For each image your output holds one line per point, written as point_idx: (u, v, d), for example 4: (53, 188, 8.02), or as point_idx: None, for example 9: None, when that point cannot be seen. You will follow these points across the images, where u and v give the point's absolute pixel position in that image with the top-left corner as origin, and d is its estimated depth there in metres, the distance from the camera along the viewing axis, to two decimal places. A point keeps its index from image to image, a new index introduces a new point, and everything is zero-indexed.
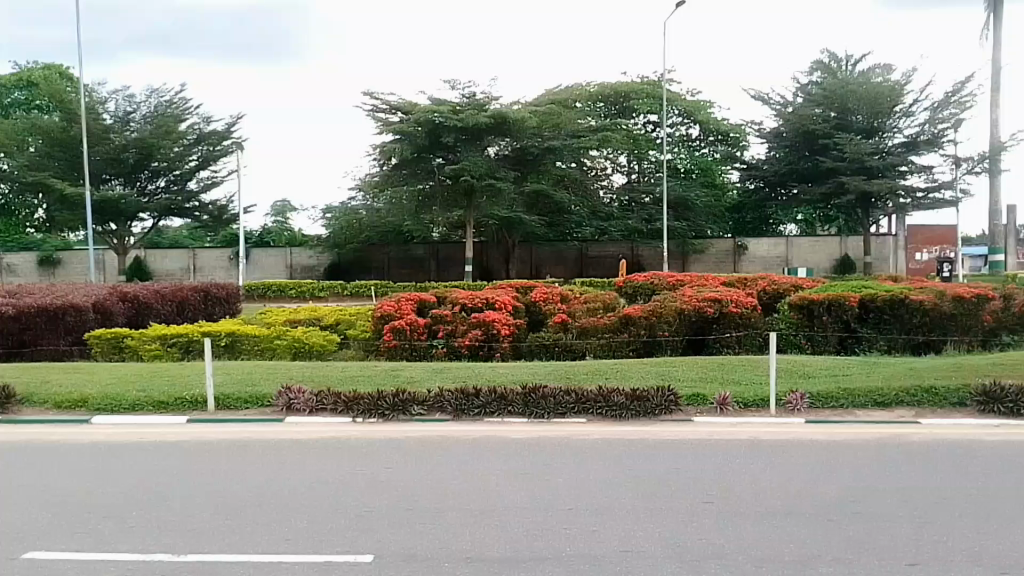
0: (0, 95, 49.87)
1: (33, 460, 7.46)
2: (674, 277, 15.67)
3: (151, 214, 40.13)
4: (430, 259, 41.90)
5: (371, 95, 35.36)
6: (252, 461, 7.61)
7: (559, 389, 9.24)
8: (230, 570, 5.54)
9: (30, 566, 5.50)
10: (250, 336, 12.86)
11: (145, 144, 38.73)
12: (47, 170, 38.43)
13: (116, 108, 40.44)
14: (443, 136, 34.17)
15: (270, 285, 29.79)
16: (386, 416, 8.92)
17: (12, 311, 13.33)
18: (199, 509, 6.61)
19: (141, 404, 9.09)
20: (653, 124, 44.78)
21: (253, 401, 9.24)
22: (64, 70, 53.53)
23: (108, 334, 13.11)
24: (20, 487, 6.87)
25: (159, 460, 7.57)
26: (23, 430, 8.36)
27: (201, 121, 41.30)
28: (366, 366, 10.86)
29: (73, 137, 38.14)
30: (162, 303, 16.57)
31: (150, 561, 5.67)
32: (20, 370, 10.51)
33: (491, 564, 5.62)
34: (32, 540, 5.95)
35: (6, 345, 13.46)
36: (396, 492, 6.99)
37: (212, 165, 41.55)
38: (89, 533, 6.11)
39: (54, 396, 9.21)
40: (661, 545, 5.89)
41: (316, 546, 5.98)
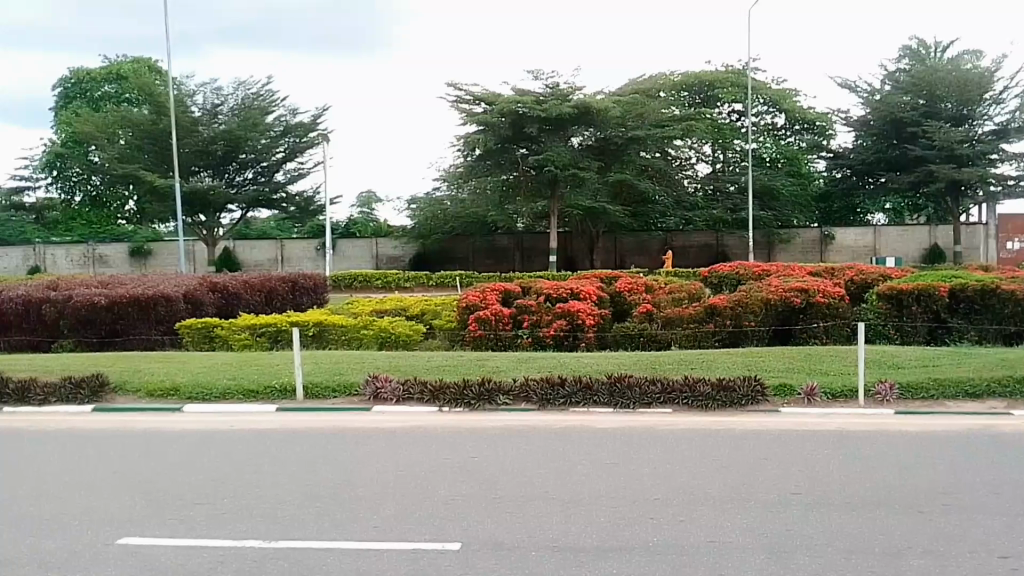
0: (93, 88, 51.05)
1: (131, 446, 7.63)
2: (760, 266, 15.65)
3: (239, 205, 40.79)
4: (515, 251, 42.39)
5: (455, 85, 35.49)
6: (343, 449, 7.68)
7: (645, 379, 9.25)
8: (318, 557, 5.62)
9: (125, 552, 5.60)
10: (338, 326, 13.04)
11: (234, 137, 39.31)
12: (137, 163, 39.03)
13: (204, 100, 40.91)
14: (527, 127, 34.20)
15: (356, 276, 30.35)
16: (472, 405, 8.96)
17: (106, 301, 13.65)
18: (289, 495, 6.67)
19: (231, 393, 9.24)
20: (738, 113, 44.14)
21: (340, 390, 9.35)
22: (153, 64, 54.84)
23: (197, 324, 13.33)
24: (121, 471, 7.02)
25: (254, 448, 7.68)
26: (121, 417, 8.56)
27: (287, 113, 41.61)
28: (449, 356, 10.90)
29: (161, 129, 38.75)
30: (251, 293, 16.79)
31: (242, 548, 5.76)
32: (112, 359, 10.72)
33: (579, 554, 5.61)
34: (128, 524, 6.07)
35: (99, 334, 13.81)
36: (482, 479, 7.02)
37: (299, 156, 41.86)
38: (182, 519, 6.17)
39: (146, 385, 9.39)
40: (748, 536, 5.85)
41: (405, 534, 6.02)
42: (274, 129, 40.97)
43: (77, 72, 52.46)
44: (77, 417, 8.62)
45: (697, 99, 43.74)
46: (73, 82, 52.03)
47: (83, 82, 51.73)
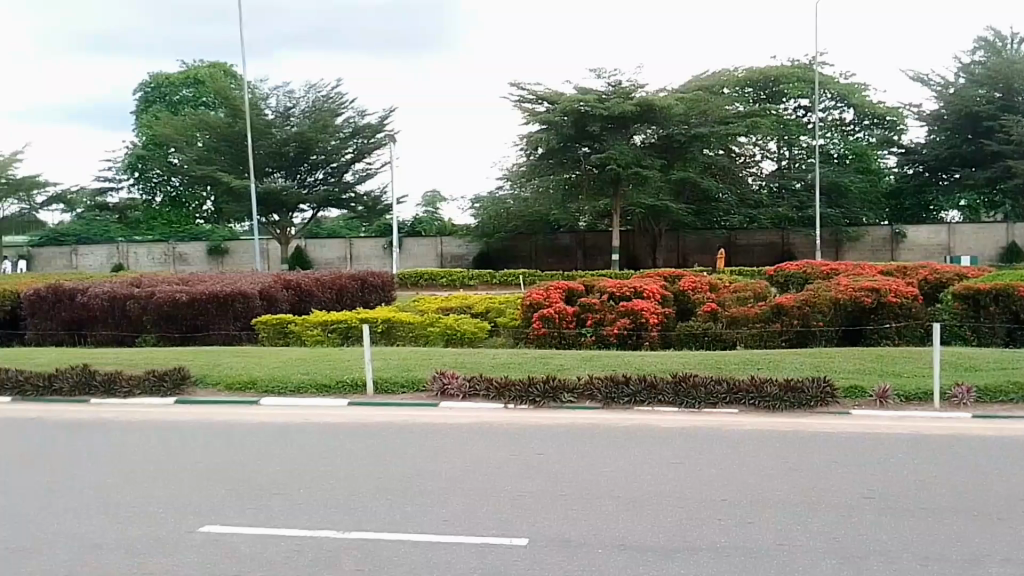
0: (173, 93, 53.20)
1: (212, 437, 7.94)
2: (828, 265, 15.41)
3: (311, 206, 41.85)
4: (577, 249, 42.62)
5: (519, 85, 35.93)
6: (412, 444, 7.83)
7: (710, 379, 9.20)
8: (390, 549, 5.75)
9: (206, 540, 5.82)
10: (405, 324, 13.38)
11: (305, 138, 40.35)
12: (215, 165, 40.39)
13: (277, 104, 42.16)
14: (590, 125, 34.68)
15: (423, 274, 30.83)
16: (537, 402, 9.06)
17: (187, 298, 14.21)
18: (361, 487, 6.83)
19: (305, 387, 9.56)
20: (804, 109, 43.38)
21: (409, 385, 9.58)
22: (227, 68, 56.48)
23: (273, 320, 13.84)
24: (204, 460, 7.33)
25: (328, 440, 7.91)
26: (203, 409, 8.95)
27: (356, 115, 42.53)
28: (514, 354, 11.03)
29: (237, 132, 40.04)
30: (322, 290, 17.25)
31: (317, 537, 5.93)
32: (192, 354, 11.18)
33: (647, 554, 5.60)
34: (209, 512, 6.31)
35: (180, 329, 14.39)
36: (548, 476, 7.08)
37: (367, 157, 42.68)
38: (260, 508, 6.39)
39: (225, 378, 9.79)
40: (818, 540, 5.75)
41: (473, 528, 6.11)
42: (344, 130, 41.98)
43: (157, 76, 54.35)
44: (163, 409, 9.04)
45: (761, 95, 43.04)
46: (153, 86, 53.96)
47: (162, 86, 53.67)
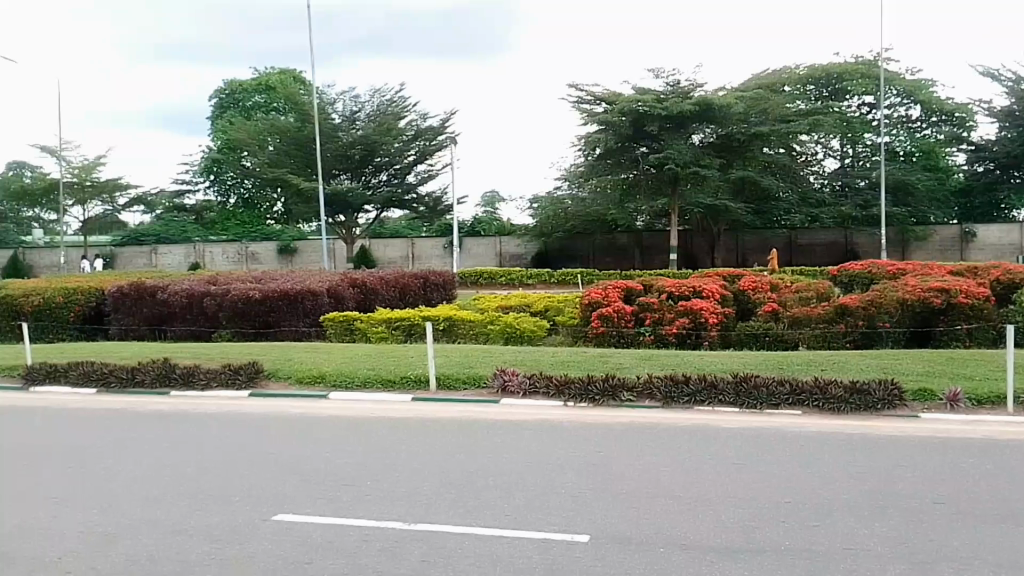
0: (245, 99, 55.13)
1: (283, 429, 8.26)
2: (894, 265, 15.09)
3: (375, 206, 42.89)
4: (635, 248, 42.35)
5: (576, 86, 36.19)
6: (474, 440, 7.98)
7: (772, 380, 9.13)
8: (454, 542, 5.87)
9: (278, 528, 6.07)
10: (466, 321, 13.73)
11: (369, 142, 41.53)
12: (285, 168, 41.77)
13: (343, 108, 43.33)
14: (647, 125, 34.81)
15: (483, 273, 31.33)
16: (597, 400, 9.15)
17: (259, 295, 14.77)
18: (425, 481, 7.01)
19: (371, 382, 9.87)
20: (868, 106, 42.18)
21: (471, 382, 9.78)
22: (296, 74, 58.44)
23: (339, 317, 14.41)
24: (276, 451, 7.63)
25: (394, 434, 8.15)
26: (275, 402, 9.35)
27: (418, 119, 43.40)
28: (572, 352, 11.13)
29: (306, 136, 41.41)
30: (387, 288, 17.66)
31: (384, 528, 6.12)
32: (264, 349, 11.66)
33: (709, 554, 5.58)
34: (281, 501, 6.57)
35: (254, 326, 14.93)
36: (609, 474, 7.13)
37: (429, 159, 43.44)
38: (329, 499, 6.62)
39: (296, 373, 10.20)
40: (886, 544, 5.64)
41: (535, 524, 6.20)
42: (406, 133, 42.85)
43: (230, 83, 56.51)
44: (239, 401, 9.47)
45: (825, 92, 42.00)
46: (227, 92, 56.13)
47: (236, 93, 55.77)
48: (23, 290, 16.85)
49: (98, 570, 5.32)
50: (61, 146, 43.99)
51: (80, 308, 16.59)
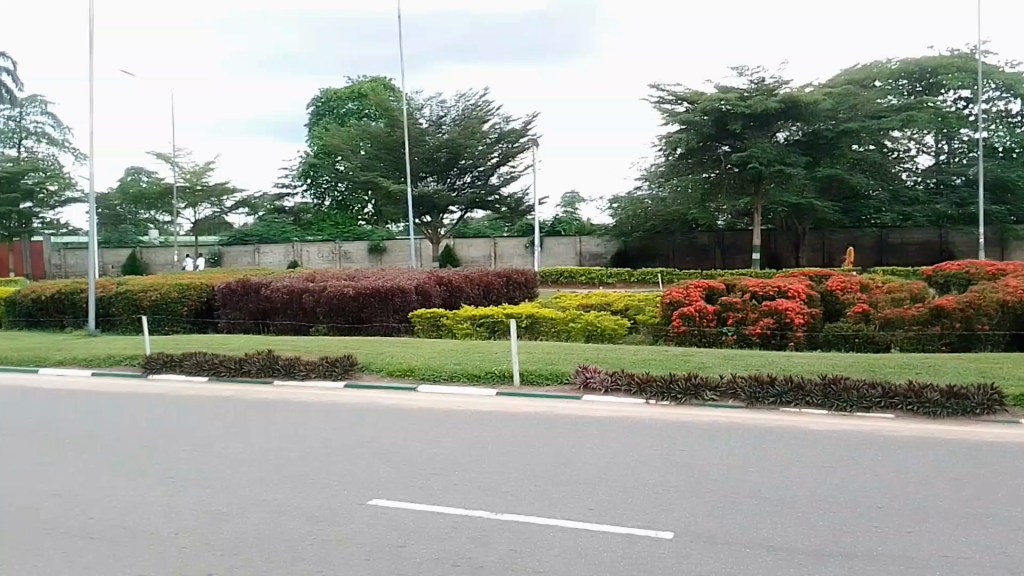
0: (339, 106, 57.56)
1: (376, 419, 8.67)
2: (995, 265, 14.40)
3: (459, 207, 43.78)
4: (715, 248, 41.13)
5: (657, 86, 36.03)
6: (557, 435, 8.15)
7: (862, 382, 8.94)
8: (539, 534, 6.03)
9: (374, 513, 6.39)
10: (548, 319, 13.98)
11: (455, 144, 42.48)
12: (375, 171, 43.33)
13: (431, 113, 44.65)
14: (730, 124, 34.92)
15: (563, 271, 31.46)
16: (679, 399, 9.18)
17: (353, 292, 15.51)
18: (511, 474, 7.21)
19: (457, 376, 10.22)
20: (965, 100, 40.08)
21: (553, 378, 9.99)
22: (387, 82, 60.38)
23: (427, 313, 14.88)
24: (370, 440, 8.02)
25: (480, 427, 8.43)
26: (369, 393, 9.81)
27: (501, 121, 44.07)
28: (654, 351, 11.20)
29: (396, 140, 42.88)
30: (471, 287, 18.11)
31: (472, 517, 6.35)
32: (358, 343, 12.24)
33: (797, 555, 5.52)
34: (375, 488, 6.89)
35: (348, 320, 15.66)
36: (693, 474, 7.14)
37: (512, 161, 44.09)
38: (421, 487, 6.92)
39: (387, 366, 10.66)
40: (985, 553, 5.42)
41: (619, 519, 6.29)
42: (490, 136, 43.67)
43: (326, 92, 59.16)
44: (335, 391, 9.99)
45: (918, 87, 40.01)
46: (323, 101, 58.92)
47: (331, 101, 58.32)
48: (141, 287, 18.10)
49: (212, 545, 5.77)
50: (174, 152, 46.02)
51: (191, 303, 17.58)
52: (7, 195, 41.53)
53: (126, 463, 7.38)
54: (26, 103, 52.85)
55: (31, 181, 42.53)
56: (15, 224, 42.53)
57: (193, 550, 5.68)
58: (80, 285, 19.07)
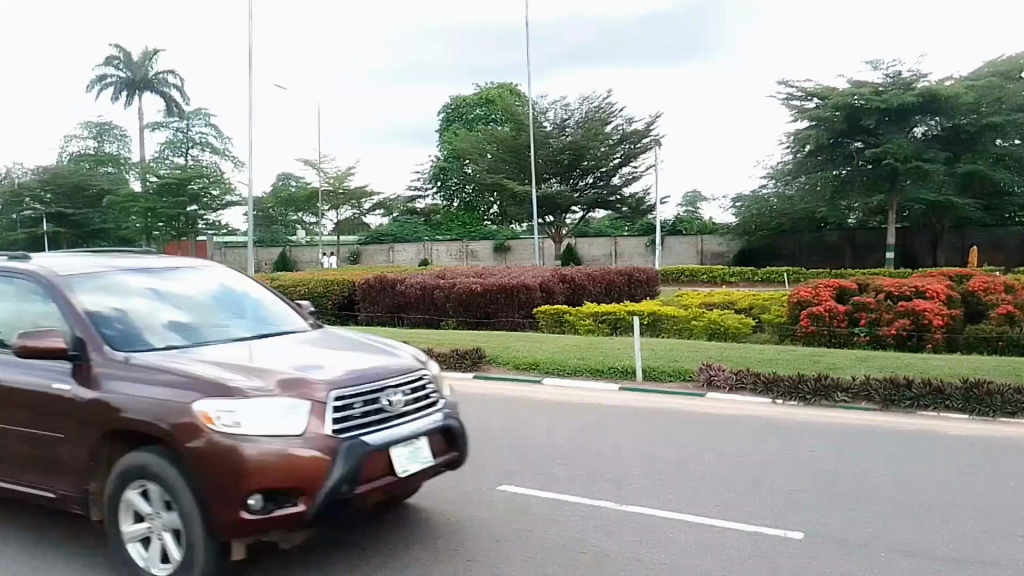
0: (469, 111, 59.56)
1: (504, 411, 9.09)
2: None
3: (582, 207, 45.16)
4: (846, 248, 39.40)
5: (785, 83, 35.42)
6: (680, 433, 8.28)
7: (1008, 387, 8.48)
8: (665, 526, 6.09)
9: (502, 498, 6.69)
10: (670, 317, 13.95)
11: (579, 146, 43.89)
12: (501, 174, 45.78)
13: (555, 117, 45.85)
14: (864, 119, 34.66)
15: (684, 271, 31.52)
16: (808, 400, 9.10)
17: (480, 289, 16.05)
18: (636, 469, 7.35)
19: (580, 370, 10.60)
20: None
21: (676, 375, 10.17)
22: (512, 88, 61.82)
23: (551, 310, 15.55)
24: (500, 429, 8.43)
25: (605, 422, 8.62)
26: (498, 385, 10.35)
27: (624, 122, 44.69)
28: (781, 350, 11.15)
29: (521, 143, 44.69)
30: (593, 283, 18.44)
31: (598, 507, 6.54)
32: (489, 337, 13.06)
33: (937, 563, 5.30)
34: (503, 476, 7.23)
35: (476, 315, 16.26)
36: (820, 477, 7.03)
37: (633, 162, 45.04)
38: (547, 477, 7.20)
39: (513, 359, 11.22)
40: None
41: (745, 517, 6.27)
42: (613, 137, 44.84)
43: (455, 99, 61.22)
44: (466, 381, 10.63)
45: None
46: (453, 107, 61.03)
47: (460, 107, 60.46)
48: (291, 281, 20.16)
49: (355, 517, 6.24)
50: (319, 159, 48.20)
51: (336, 297, 18.99)
52: (176, 199, 45.53)
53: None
54: (194, 116, 59.12)
55: (196, 186, 45.93)
56: (183, 225, 46.35)
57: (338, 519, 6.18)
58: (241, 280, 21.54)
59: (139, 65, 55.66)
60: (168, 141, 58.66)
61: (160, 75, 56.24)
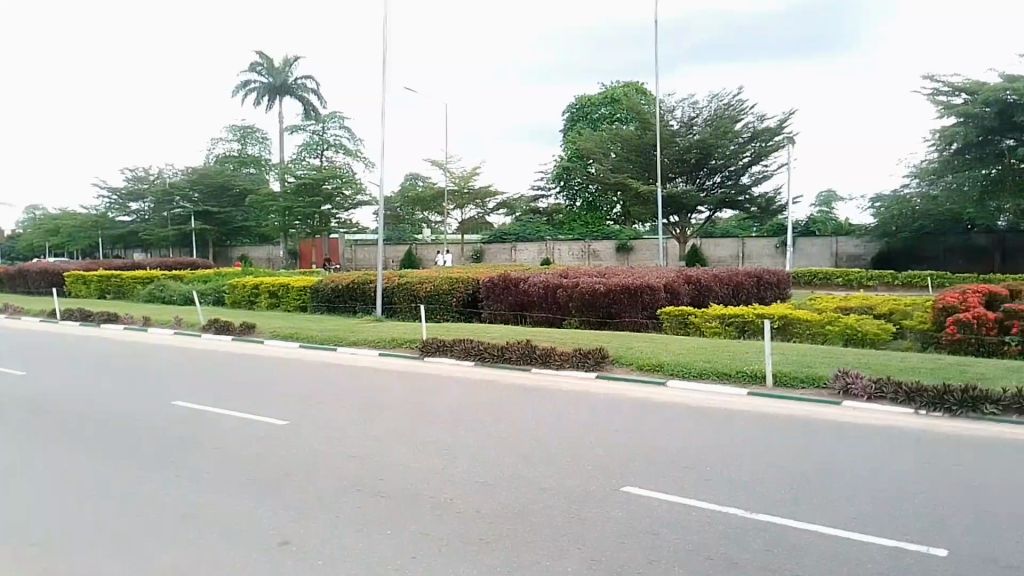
0: (593, 111, 60.78)
1: (629, 412, 9.40)
2: None
3: (708, 206, 45.49)
4: (995, 251, 37.45)
5: (932, 77, 33.63)
6: (809, 442, 8.26)
7: None
8: (796, 536, 6.02)
9: (629, 500, 6.91)
10: (803, 321, 14.25)
11: (706, 145, 43.79)
12: (625, 172, 46.85)
13: (682, 114, 46.08)
14: (1017, 116, 31.03)
15: (817, 273, 33.70)
16: (952, 411, 8.86)
17: (604, 288, 16.59)
18: (765, 478, 7.35)
19: (707, 373, 10.78)
20: None
21: (810, 382, 10.14)
22: (640, 87, 61.95)
23: (675, 311, 15.68)
24: (625, 430, 8.72)
25: (731, 428, 8.74)
26: (624, 385, 10.74)
27: (755, 121, 44.67)
28: (921, 360, 10.95)
29: (647, 143, 45.55)
30: (720, 286, 18.93)
31: (725, 513, 6.55)
32: (612, 338, 13.59)
33: None
34: (629, 478, 7.43)
35: (599, 315, 16.87)
36: (964, 492, 6.75)
37: (764, 159, 44.80)
38: (673, 479, 7.37)
39: (637, 360, 11.62)
40: None
41: (884, 530, 6.08)
42: (743, 135, 44.54)
43: (581, 99, 62.47)
44: (592, 380, 11.12)
45: None
46: (578, 107, 62.39)
47: (585, 106, 61.62)
48: (417, 280, 20.10)
49: (481, 513, 6.71)
50: (447, 159, 49.85)
51: (460, 295, 19.24)
52: (313, 198, 48.10)
53: (411, 432, 8.78)
54: (329, 119, 62.37)
55: (330, 187, 48.46)
56: (318, 224, 48.95)
57: (466, 516, 6.66)
58: (369, 277, 21.40)
59: (280, 71, 58.77)
60: (305, 143, 61.97)
61: (298, 80, 59.35)
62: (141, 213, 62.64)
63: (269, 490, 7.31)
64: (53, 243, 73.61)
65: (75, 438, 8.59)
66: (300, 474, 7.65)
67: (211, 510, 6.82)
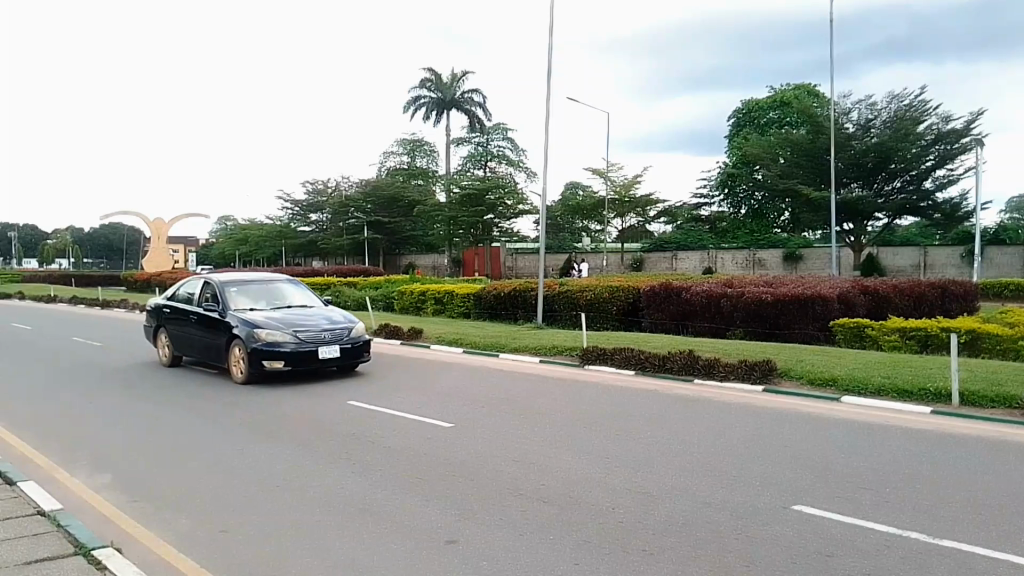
0: (760, 116, 60.04)
1: (795, 427, 9.11)
2: None
3: (887, 213, 43.99)
4: None
5: None
6: (997, 469, 7.58)
7: None
8: (986, 565, 5.57)
9: (800, 518, 6.63)
10: (992, 336, 13.48)
11: (887, 147, 42.39)
12: (795, 179, 46.21)
13: (858, 117, 45.35)
14: None
15: (1008, 285, 31.26)
16: None
17: (771, 298, 16.33)
18: (949, 503, 6.82)
19: (883, 391, 10.26)
20: None
21: (1001, 401, 9.40)
22: (811, 88, 60.04)
23: (849, 323, 15.09)
24: (798, 448, 8.40)
25: (908, 449, 8.22)
26: (794, 399, 10.43)
27: (940, 122, 42.66)
28: None
29: (818, 146, 44.74)
30: (899, 296, 18.07)
31: (905, 537, 6.14)
32: (774, 349, 13.26)
33: None
34: (800, 496, 7.15)
35: (766, 326, 16.59)
36: None
37: (948, 164, 42.61)
38: (849, 500, 7.00)
39: (807, 374, 11.27)
40: None
41: None
42: (926, 137, 42.54)
43: (749, 103, 62.04)
44: (757, 394, 10.87)
45: None
46: (745, 111, 62.04)
47: (752, 111, 61.15)
48: (577, 287, 20.54)
49: (645, 523, 6.62)
50: (607, 168, 50.05)
51: (621, 303, 19.38)
52: (477, 208, 49.96)
53: (570, 443, 8.81)
54: (493, 131, 64.68)
55: (493, 197, 49.88)
56: (480, 232, 51.75)
57: (628, 525, 6.59)
58: (531, 285, 21.90)
59: (448, 87, 61.34)
60: (470, 155, 64.51)
61: (465, 95, 61.63)
62: (318, 224, 67.90)
63: (431, 488, 7.59)
64: (241, 252, 80.81)
65: (259, 431, 9.34)
66: (462, 477, 7.87)
67: (380, 506, 7.14)
